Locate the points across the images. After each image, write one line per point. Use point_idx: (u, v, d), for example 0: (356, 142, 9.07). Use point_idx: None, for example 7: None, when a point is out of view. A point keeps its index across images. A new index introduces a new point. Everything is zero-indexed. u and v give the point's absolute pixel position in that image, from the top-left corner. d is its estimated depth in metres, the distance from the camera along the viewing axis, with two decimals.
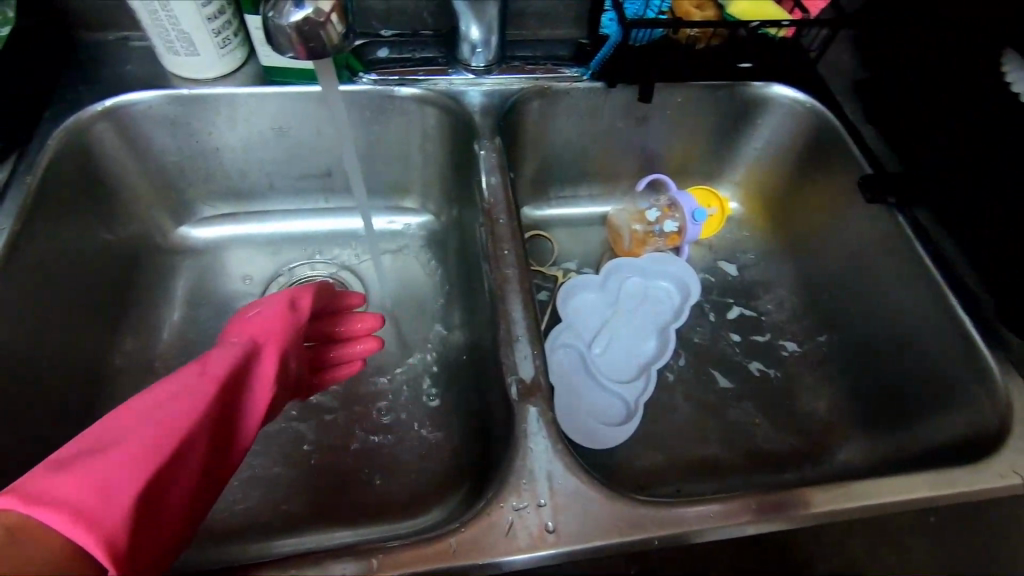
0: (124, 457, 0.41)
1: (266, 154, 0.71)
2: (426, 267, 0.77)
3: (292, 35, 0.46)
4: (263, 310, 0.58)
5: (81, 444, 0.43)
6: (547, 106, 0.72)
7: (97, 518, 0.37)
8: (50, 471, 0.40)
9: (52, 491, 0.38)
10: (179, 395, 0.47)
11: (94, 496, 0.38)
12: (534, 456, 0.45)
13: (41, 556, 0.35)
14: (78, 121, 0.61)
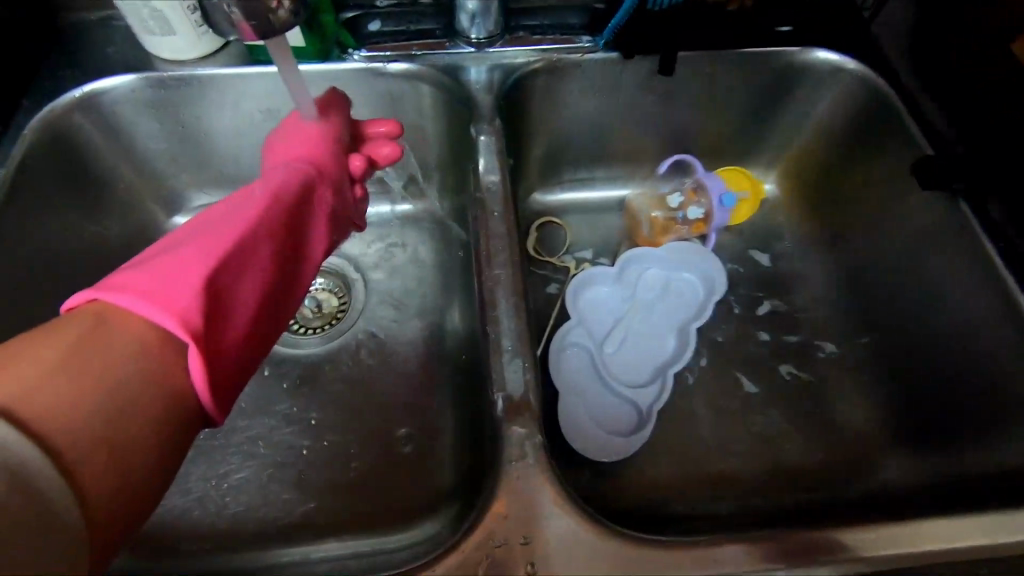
0: (200, 257, 0.41)
1: (256, 138, 0.67)
2: (426, 256, 0.71)
3: (232, 15, 0.44)
4: (300, 123, 0.54)
5: (150, 250, 0.41)
6: (557, 80, 0.65)
7: (179, 299, 0.37)
8: (125, 267, 0.38)
9: (128, 283, 0.36)
10: (246, 208, 0.46)
11: (173, 283, 0.37)
12: (518, 485, 0.41)
13: (126, 343, 0.34)
14: (55, 111, 0.58)
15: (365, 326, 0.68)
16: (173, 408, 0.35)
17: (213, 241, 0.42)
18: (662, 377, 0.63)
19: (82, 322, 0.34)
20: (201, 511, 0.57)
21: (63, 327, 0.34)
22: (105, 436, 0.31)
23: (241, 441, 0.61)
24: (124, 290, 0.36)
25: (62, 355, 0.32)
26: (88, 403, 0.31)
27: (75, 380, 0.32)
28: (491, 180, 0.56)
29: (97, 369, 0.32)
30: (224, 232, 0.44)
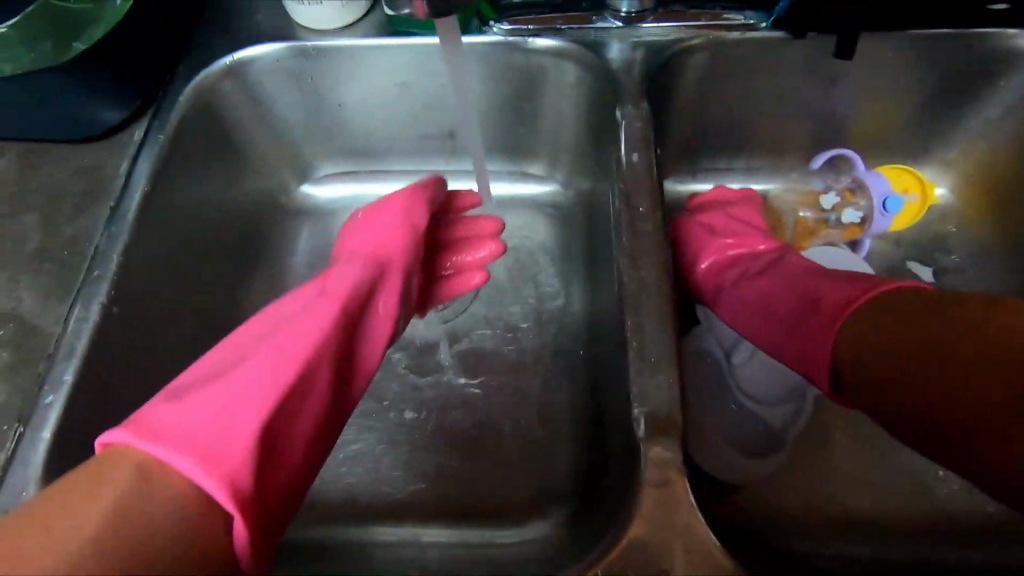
0: (247, 387, 0.37)
1: (386, 112, 0.66)
2: (546, 242, 0.68)
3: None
4: (388, 216, 0.55)
5: (197, 376, 0.39)
6: (714, 60, 0.59)
7: (220, 450, 0.33)
8: (166, 404, 0.35)
9: (171, 426, 0.34)
10: (303, 317, 0.43)
11: (217, 430, 0.34)
12: (663, 513, 0.38)
13: (170, 497, 0.31)
14: (206, 79, 0.59)
15: (481, 310, 0.66)
16: (212, 572, 0.31)
17: (262, 360, 0.39)
18: (800, 398, 0.57)
19: (127, 468, 0.31)
20: (319, 481, 0.59)
21: (109, 474, 0.31)
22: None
23: (360, 415, 0.61)
24: (164, 436, 0.33)
25: (109, 511, 0.29)
26: (123, 575, 0.28)
27: (118, 544, 0.28)
28: (638, 171, 0.52)
29: (145, 527, 0.29)
30: (275, 352, 0.40)
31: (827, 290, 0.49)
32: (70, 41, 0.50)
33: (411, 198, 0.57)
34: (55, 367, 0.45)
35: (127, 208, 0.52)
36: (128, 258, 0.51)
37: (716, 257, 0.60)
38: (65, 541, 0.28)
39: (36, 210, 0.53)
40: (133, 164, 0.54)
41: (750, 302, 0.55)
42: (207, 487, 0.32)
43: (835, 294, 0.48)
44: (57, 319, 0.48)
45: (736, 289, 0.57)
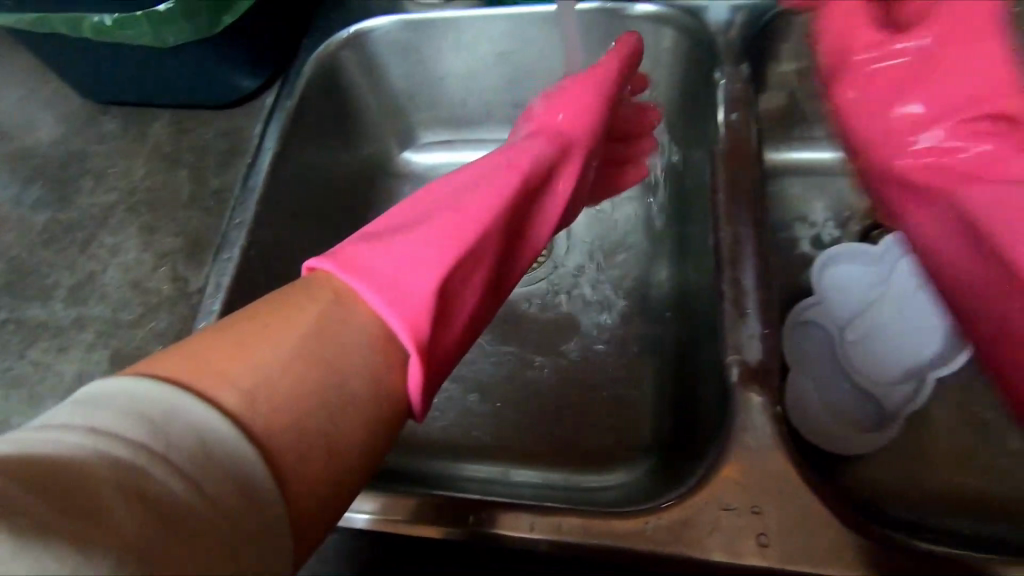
0: (430, 251, 0.40)
1: (484, 81, 0.70)
2: (636, 208, 0.70)
3: None
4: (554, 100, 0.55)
5: (395, 225, 0.43)
6: (817, 21, 0.58)
7: (406, 293, 0.38)
8: (368, 243, 0.40)
9: (374, 268, 0.38)
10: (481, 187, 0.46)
11: (402, 276, 0.38)
12: (750, 450, 0.40)
13: (362, 324, 0.36)
14: (328, 49, 0.65)
15: (568, 272, 0.69)
16: (395, 398, 0.35)
17: (446, 227, 0.42)
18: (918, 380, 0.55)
19: (329, 291, 0.37)
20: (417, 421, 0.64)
21: (319, 293, 0.36)
22: (323, 413, 0.32)
23: (455, 362, 0.66)
24: (366, 274, 0.38)
25: (310, 328, 0.35)
26: (313, 383, 0.33)
27: (310, 357, 0.34)
28: (736, 132, 0.52)
29: (332, 345, 0.34)
30: (461, 223, 0.43)
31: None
32: (222, 13, 0.55)
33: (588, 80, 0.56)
34: (208, 298, 0.52)
35: (261, 164, 0.59)
36: (263, 210, 0.57)
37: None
38: (268, 350, 0.33)
39: (187, 167, 0.61)
40: (266, 127, 0.61)
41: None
42: (396, 331, 0.36)
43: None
44: (208, 259, 0.56)
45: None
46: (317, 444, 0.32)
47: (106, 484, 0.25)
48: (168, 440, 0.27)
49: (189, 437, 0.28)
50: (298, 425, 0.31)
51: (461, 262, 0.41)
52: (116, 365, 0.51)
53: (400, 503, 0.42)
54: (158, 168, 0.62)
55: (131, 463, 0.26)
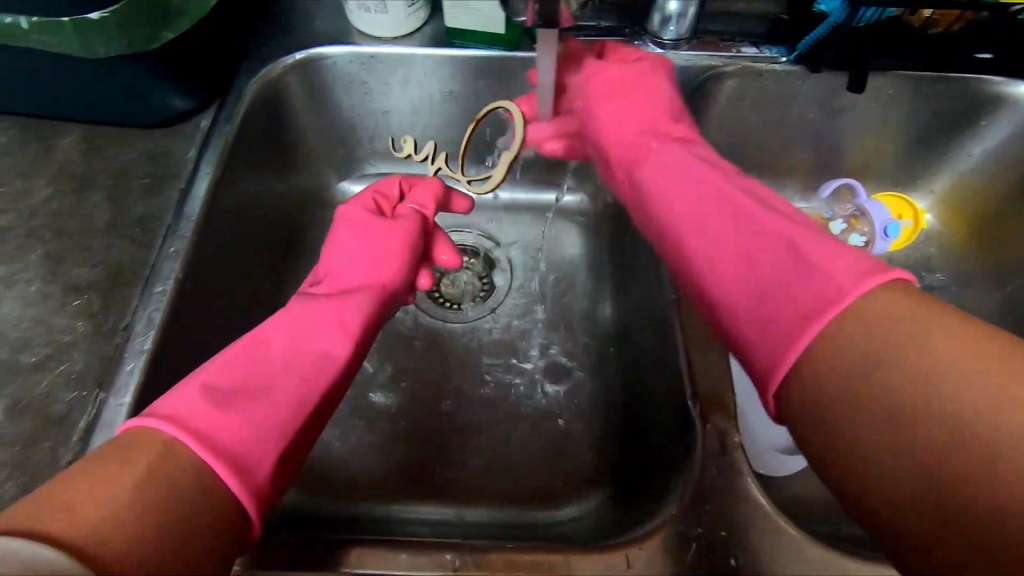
0: (270, 404, 0.40)
1: (431, 117, 0.70)
2: (574, 247, 0.73)
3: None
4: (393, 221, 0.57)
5: (234, 370, 0.41)
6: (737, 87, 0.66)
7: (250, 458, 0.37)
8: (201, 391, 0.39)
9: (209, 426, 0.37)
10: (328, 320, 0.47)
11: (246, 444, 0.37)
12: (713, 476, 0.45)
13: (191, 470, 0.34)
14: (272, 73, 0.62)
15: (513, 307, 0.70)
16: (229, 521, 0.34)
17: (278, 379, 0.42)
18: None
19: (155, 444, 0.34)
20: (361, 461, 0.61)
21: (141, 444, 0.34)
22: (166, 494, 0.32)
23: (399, 399, 0.64)
24: (196, 426, 0.36)
25: (149, 465, 0.33)
26: (157, 498, 0.32)
27: (157, 477, 0.33)
28: None
29: (179, 466, 0.34)
30: (298, 369, 0.43)
31: (819, 252, 0.39)
32: (161, 29, 0.51)
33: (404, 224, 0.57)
34: (136, 336, 0.47)
35: (197, 190, 0.54)
36: (199, 240, 0.53)
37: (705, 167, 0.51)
38: (108, 478, 0.32)
39: (106, 189, 0.55)
40: (202, 152, 0.57)
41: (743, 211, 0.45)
42: (232, 485, 0.35)
43: (834, 265, 0.37)
44: (136, 293, 0.50)
45: (732, 195, 0.47)
46: (167, 564, 0.31)
47: None
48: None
49: (23, 569, 0.27)
50: (144, 549, 0.30)
51: (302, 415, 0.41)
52: (16, 415, 0.45)
53: (267, 555, 0.41)
54: (68, 187, 0.55)
55: None
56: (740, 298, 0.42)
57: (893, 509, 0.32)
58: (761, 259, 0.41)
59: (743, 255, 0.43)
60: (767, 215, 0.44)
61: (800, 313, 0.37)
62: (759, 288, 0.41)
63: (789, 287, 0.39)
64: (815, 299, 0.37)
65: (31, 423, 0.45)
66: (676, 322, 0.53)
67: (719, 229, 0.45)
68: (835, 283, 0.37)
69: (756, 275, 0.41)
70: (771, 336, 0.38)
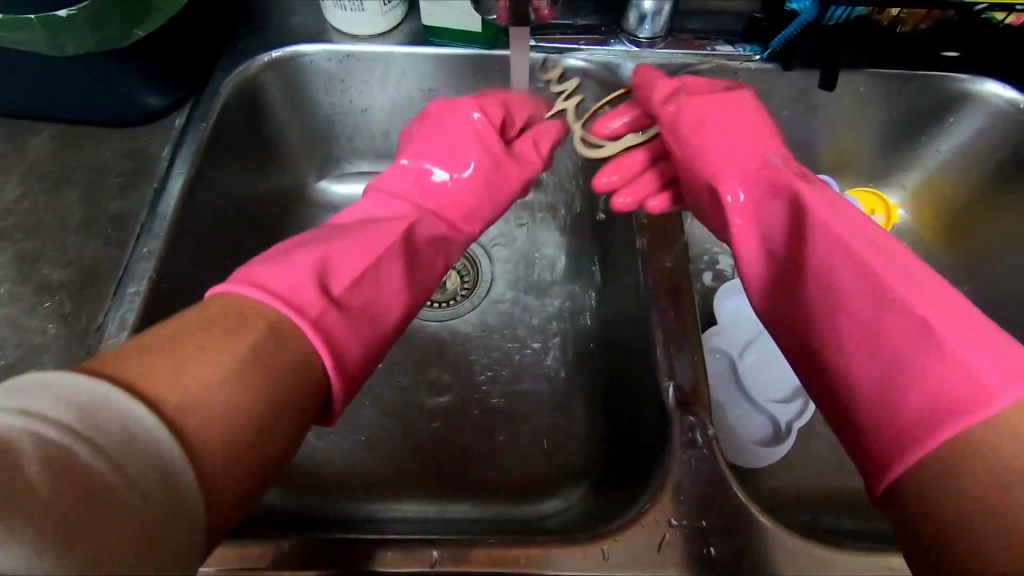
0: (376, 311, 0.43)
1: (411, 115, 0.70)
2: (555, 244, 0.74)
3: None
4: (464, 132, 0.57)
5: (330, 258, 0.42)
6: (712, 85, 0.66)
7: (344, 350, 0.38)
8: (302, 271, 0.39)
9: (323, 318, 0.38)
10: (416, 239, 0.50)
11: (341, 330, 0.38)
12: (689, 468, 0.46)
13: (293, 351, 0.34)
14: (248, 70, 0.62)
15: (494, 304, 0.70)
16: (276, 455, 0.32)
17: (380, 284, 0.44)
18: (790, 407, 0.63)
19: (260, 322, 0.34)
20: (342, 459, 0.61)
21: (242, 323, 0.34)
22: (261, 390, 0.31)
23: (380, 397, 0.64)
24: (313, 323, 0.37)
25: (243, 351, 0.32)
26: (254, 389, 0.31)
27: (253, 370, 0.31)
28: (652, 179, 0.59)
29: (273, 356, 0.33)
30: (397, 278, 0.45)
31: (978, 343, 0.34)
32: (134, 26, 0.51)
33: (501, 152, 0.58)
34: (109, 337, 0.46)
35: (171, 189, 0.54)
36: (174, 239, 0.52)
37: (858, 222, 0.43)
38: (212, 355, 0.31)
39: (78, 187, 0.55)
40: (176, 150, 0.56)
41: (896, 269, 0.39)
42: (328, 368, 0.36)
43: (987, 358, 0.34)
44: (109, 294, 0.49)
45: (866, 233, 0.42)
46: (241, 461, 0.30)
47: (30, 464, 0.24)
48: (102, 433, 0.25)
49: (119, 428, 0.26)
50: (228, 441, 0.29)
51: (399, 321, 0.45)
52: None
53: (240, 555, 0.41)
54: (39, 186, 0.55)
55: (59, 445, 0.24)
56: (849, 334, 0.39)
57: (914, 507, 0.32)
58: (905, 332, 0.37)
59: (881, 313, 0.38)
60: (909, 274, 0.39)
61: (926, 412, 0.34)
62: (895, 350, 0.37)
63: (935, 364, 0.35)
64: (975, 387, 0.33)
65: None
66: (653, 316, 0.54)
67: (872, 288, 0.39)
68: (1009, 373, 0.33)
69: (884, 339, 0.37)
70: (903, 429, 0.34)
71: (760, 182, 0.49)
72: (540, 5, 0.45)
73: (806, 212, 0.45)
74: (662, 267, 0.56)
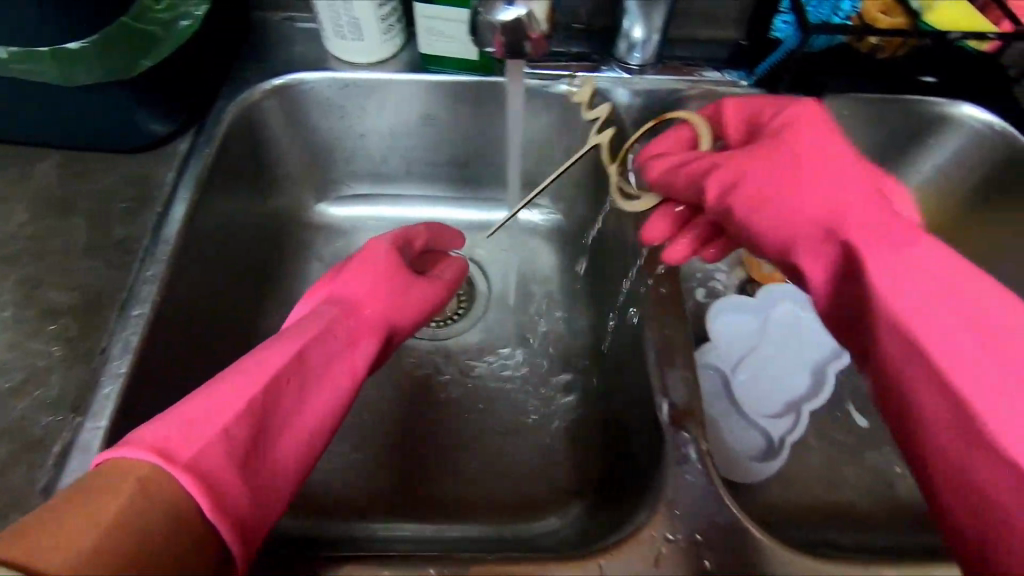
0: (274, 466, 0.41)
1: (409, 139, 0.72)
2: (549, 264, 0.75)
3: (497, 32, 0.46)
4: (368, 269, 0.56)
5: (227, 400, 0.40)
6: (701, 109, 0.68)
7: (232, 498, 0.36)
8: (187, 424, 0.37)
9: (215, 474, 0.36)
10: (331, 365, 0.48)
11: (229, 476, 0.36)
12: (685, 485, 0.45)
13: (174, 507, 0.33)
14: (250, 97, 0.64)
15: (491, 323, 0.72)
16: None
17: (281, 440, 0.42)
18: (785, 424, 0.64)
19: (134, 480, 0.33)
20: (342, 480, 0.61)
21: (124, 481, 0.32)
22: (143, 545, 0.31)
23: (378, 417, 0.65)
24: (207, 476, 0.35)
25: (132, 500, 0.32)
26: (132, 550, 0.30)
27: (140, 522, 0.31)
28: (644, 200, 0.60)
29: (161, 509, 0.32)
30: (300, 426, 0.44)
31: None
32: (139, 57, 0.53)
33: (383, 270, 0.57)
34: (113, 359, 0.47)
35: (175, 213, 0.55)
36: (177, 264, 0.53)
37: (903, 213, 0.42)
38: (99, 515, 0.30)
39: (84, 213, 0.56)
40: (180, 177, 0.58)
41: (946, 272, 0.38)
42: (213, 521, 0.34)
43: None
44: (112, 317, 0.50)
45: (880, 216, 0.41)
46: None
47: None
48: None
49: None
50: None
51: (300, 472, 0.43)
52: None
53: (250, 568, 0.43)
54: (45, 212, 0.56)
55: None
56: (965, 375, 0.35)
57: None
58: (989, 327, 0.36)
59: (935, 313, 0.37)
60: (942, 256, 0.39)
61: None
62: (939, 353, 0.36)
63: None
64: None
65: (5, 448, 0.45)
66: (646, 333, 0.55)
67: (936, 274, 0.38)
68: None
69: (960, 346, 0.35)
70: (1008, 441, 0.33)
71: (764, 193, 0.45)
72: (534, 39, 0.47)
73: (824, 212, 0.43)
74: (655, 285, 0.57)
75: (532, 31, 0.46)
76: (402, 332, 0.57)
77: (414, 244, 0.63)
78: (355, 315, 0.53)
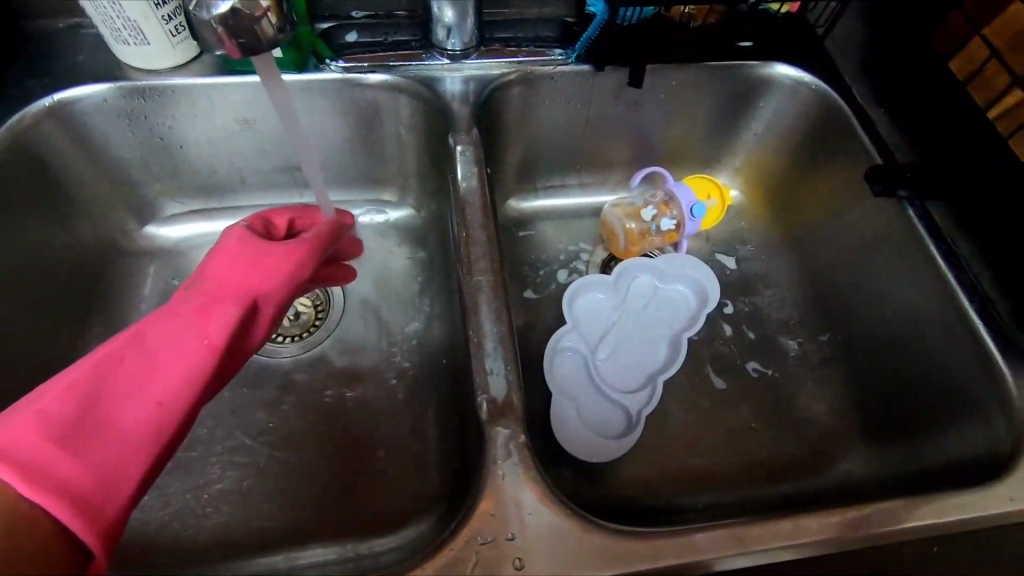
0: (117, 440, 0.41)
1: (230, 147, 0.67)
2: (403, 263, 0.73)
3: (217, 28, 0.44)
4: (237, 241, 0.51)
5: (66, 400, 0.41)
6: (524, 91, 0.67)
7: (68, 488, 0.38)
8: (23, 425, 0.39)
9: (47, 473, 0.37)
10: (189, 345, 0.46)
11: (64, 472, 0.38)
12: (502, 483, 0.43)
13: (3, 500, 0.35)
14: (23, 118, 0.58)
15: (343, 331, 0.68)
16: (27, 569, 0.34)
17: (137, 425, 0.42)
18: (642, 397, 0.65)
19: None
20: (180, 520, 0.57)
21: None
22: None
23: (219, 448, 0.61)
24: (19, 464, 0.37)
25: None
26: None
27: None
28: (470, 188, 0.58)
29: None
30: (145, 402, 0.43)
31: None
32: None
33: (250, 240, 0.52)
34: None
35: None
36: None
37: None
38: None
39: None
40: None
41: None
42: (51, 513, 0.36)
43: None
44: None
45: None
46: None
47: None
48: None
49: None
50: None
51: (156, 445, 0.43)
52: None
53: None
54: None
55: None
56: None
57: None
58: None
59: None
60: None
61: None
62: None
63: None
64: None
65: None
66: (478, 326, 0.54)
67: None
68: None
69: None
70: None
71: None
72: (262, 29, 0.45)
73: None
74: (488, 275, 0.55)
75: (254, 15, 0.44)
76: (270, 301, 0.51)
77: (278, 224, 0.56)
78: (220, 292, 0.50)
